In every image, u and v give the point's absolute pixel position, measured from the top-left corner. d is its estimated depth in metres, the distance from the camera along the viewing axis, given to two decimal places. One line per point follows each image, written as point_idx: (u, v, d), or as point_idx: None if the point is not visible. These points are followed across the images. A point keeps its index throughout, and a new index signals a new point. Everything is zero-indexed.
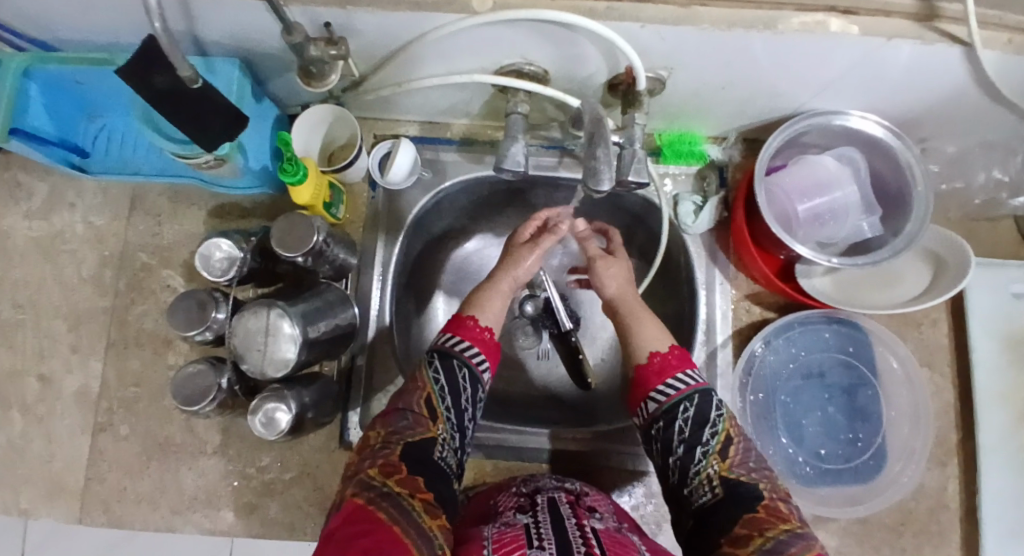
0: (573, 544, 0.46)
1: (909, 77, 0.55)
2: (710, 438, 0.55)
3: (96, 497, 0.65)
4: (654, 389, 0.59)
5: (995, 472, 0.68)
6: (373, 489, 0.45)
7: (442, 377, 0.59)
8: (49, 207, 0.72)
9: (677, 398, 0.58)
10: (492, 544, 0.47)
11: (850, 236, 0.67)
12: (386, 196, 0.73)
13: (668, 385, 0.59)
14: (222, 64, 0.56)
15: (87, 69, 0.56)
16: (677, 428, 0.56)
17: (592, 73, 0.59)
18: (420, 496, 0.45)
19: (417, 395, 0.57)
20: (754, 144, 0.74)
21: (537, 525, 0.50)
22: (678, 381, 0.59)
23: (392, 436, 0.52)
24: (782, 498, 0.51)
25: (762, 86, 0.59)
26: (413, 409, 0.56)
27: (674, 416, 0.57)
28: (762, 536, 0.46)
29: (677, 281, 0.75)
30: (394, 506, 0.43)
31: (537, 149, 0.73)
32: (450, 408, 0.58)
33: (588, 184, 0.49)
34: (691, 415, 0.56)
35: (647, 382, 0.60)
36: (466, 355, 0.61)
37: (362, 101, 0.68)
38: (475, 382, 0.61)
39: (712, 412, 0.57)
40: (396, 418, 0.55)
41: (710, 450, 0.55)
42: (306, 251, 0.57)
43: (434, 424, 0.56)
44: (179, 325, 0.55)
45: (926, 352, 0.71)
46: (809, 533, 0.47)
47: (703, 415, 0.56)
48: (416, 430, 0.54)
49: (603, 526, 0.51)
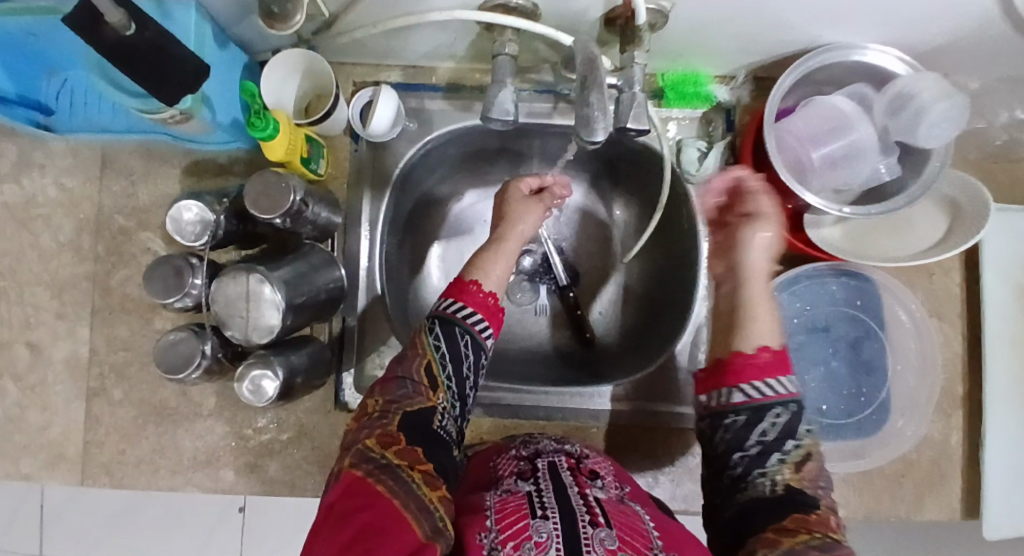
0: (577, 513, 0.45)
1: (936, 4, 0.49)
2: (792, 448, 0.46)
3: (96, 462, 0.66)
4: (746, 382, 0.48)
5: (1000, 422, 0.66)
6: (371, 461, 0.43)
7: (443, 344, 0.55)
8: (16, 170, 0.68)
9: (773, 400, 0.47)
10: (495, 515, 0.46)
11: (868, 182, 0.62)
12: (370, 149, 0.69)
13: (764, 385, 0.48)
14: (176, 6, 0.51)
15: (34, 19, 0.51)
16: (760, 427, 0.47)
17: (586, 6, 0.53)
18: (420, 468, 0.43)
19: (418, 361, 0.54)
20: (764, 82, 0.69)
21: (539, 493, 0.48)
22: (776, 383, 0.48)
23: (390, 405, 0.50)
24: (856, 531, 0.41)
25: (774, 17, 0.54)
26: (412, 377, 0.53)
27: (762, 416, 0.47)
28: (809, 531, 0.39)
29: (679, 232, 0.72)
30: (393, 479, 0.41)
31: (529, 94, 0.68)
32: (450, 377, 0.54)
33: (581, 135, 0.44)
34: (780, 422, 0.47)
35: (739, 371, 0.48)
36: (468, 323, 0.57)
37: (336, 45, 0.63)
38: (477, 350, 0.57)
39: (804, 428, 0.47)
40: (395, 386, 0.52)
41: (786, 457, 0.46)
42: (284, 213, 0.54)
43: (434, 393, 0.53)
44: (156, 293, 0.53)
45: (936, 303, 0.68)
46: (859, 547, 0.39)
47: (796, 426, 0.47)
48: (415, 399, 0.51)
49: (606, 496, 0.50)
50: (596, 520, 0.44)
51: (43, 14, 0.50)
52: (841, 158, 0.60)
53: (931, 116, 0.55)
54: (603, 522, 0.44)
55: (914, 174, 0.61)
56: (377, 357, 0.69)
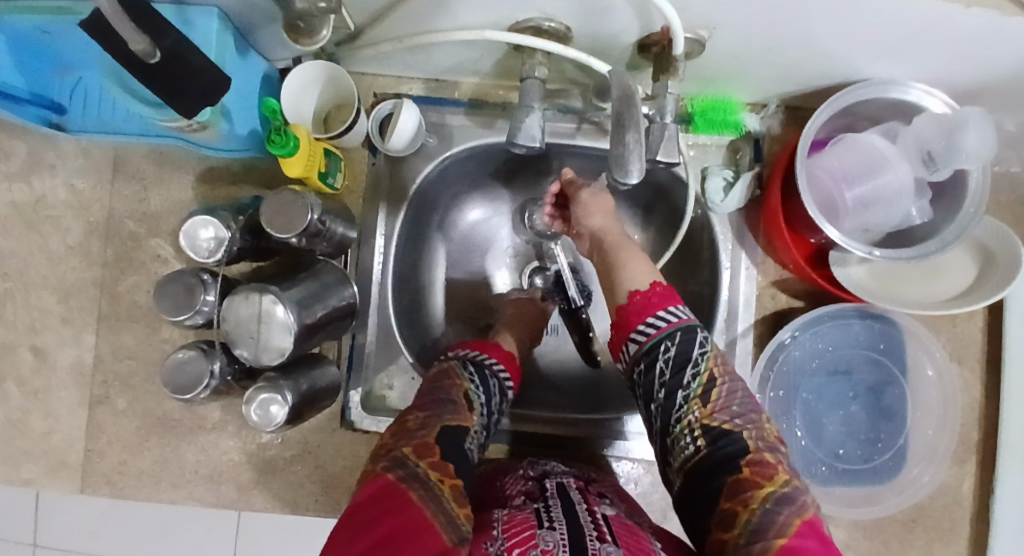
0: (585, 529, 0.45)
1: (985, 47, 0.47)
2: (690, 381, 0.53)
3: (97, 471, 0.65)
4: (634, 330, 0.57)
5: (1016, 472, 0.65)
6: (406, 468, 0.43)
7: (477, 378, 0.58)
8: (27, 170, 0.67)
9: (658, 338, 0.54)
10: (502, 526, 0.46)
11: (897, 224, 0.60)
12: (388, 162, 0.67)
13: (648, 324, 0.55)
14: (200, 14, 0.49)
15: (49, 20, 0.49)
16: (657, 372, 0.53)
17: (620, 32, 0.51)
18: (450, 482, 0.43)
19: (457, 386, 0.55)
20: (795, 113, 0.67)
21: (547, 509, 0.48)
22: (660, 319, 0.56)
23: (428, 419, 0.49)
24: (769, 448, 0.49)
25: (813, 48, 0.52)
26: (452, 397, 0.53)
27: (654, 359, 0.54)
28: (749, 509, 0.44)
29: (699, 261, 0.71)
30: (425, 490, 0.41)
31: (553, 115, 0.66)
32: (485, 403, 0.56)
33: (614, 176, 0.43)
34: (671, 356, 0.53)
35: (626, 323, 0.57)
36: (494, 371, 0.62)
37: (359, 56, 0.61)
38: (503, 391, 0.61)
39: (695, 352, 0.54)
40: (435, 404, 0.52)
41: (691, 394, 0.52)
42: (301, 232, 0.52)
43: (471, 414, 0.53)
44: (166, 311, 0.52)
45: (958, 346, 0.67)
46: (797, 492, 0.45)
47: (685, 356, 0.53)
48: (455, 417, 0.51)
49: (613, 513, 0.50)
50: (603, 537, 0.44)
51: (62, 17, 0.48)
52: (874, 198, 0.58)
53: (968, 151, 0.52)
54: (610, 540, 0.44)
55: (946, 216, 0.59)
56: (385, 377, 0.68)
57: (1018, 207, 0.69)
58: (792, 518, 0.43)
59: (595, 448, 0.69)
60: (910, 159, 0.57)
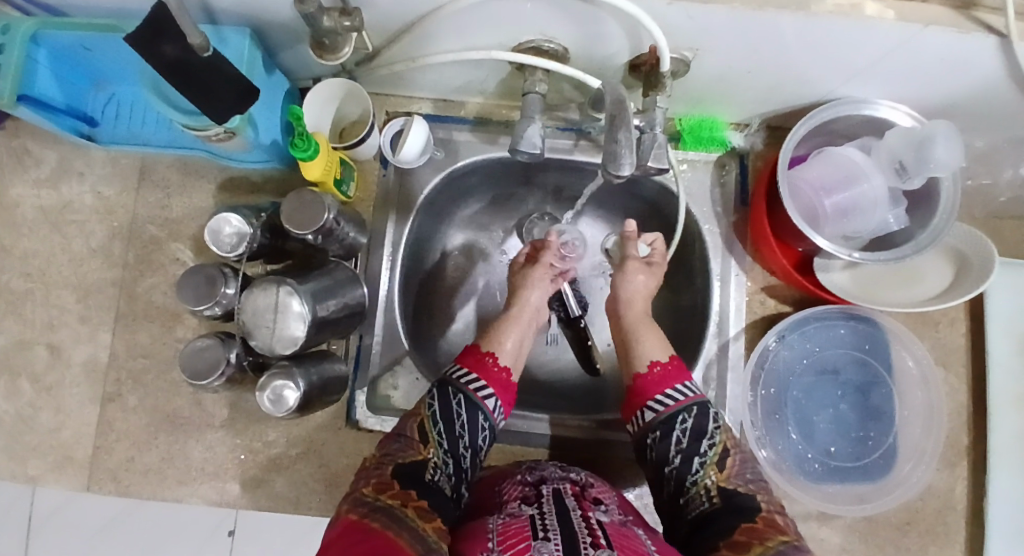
0: (579, 536, 0.46)
1: (943, 67, 0.52)
2: (707, 449, 0.57)
3: (104, 467, 0.66)
4: (651, 399, 0.61)
5: (1006, 476, 0.67)
6: (367, 504, 0.45)
7: (436, 402, 0.58)
8: (57, 177, 0.71)
9: (675, 410, 0.59)
10: (497, 537, 0.47)
11: (876, 230, 0.64)
12: (398, 174, 0.72)
13: (666, 396, 0.60)
14: (232, 32, 0.54)
15: (93, 36, 0.53)
16: (674, 439, 0.57)
17: (613, 53, 0.57)
18: (413, 504, 0.46)
19: (411, 420, 0.57)
20: (777, 132, 0.72)
21: (542, 516, 0.49)
22: (676, 392, 0.60)
23: (384, 458, 0.52)
24: (778, 511, 0.52)
25: (789, 70, 0.57)
26: (405, 433, 0.56)
27: (672, 427, 0.58)
28: (763, 545, 0.47)
29: (691, 271, 0.74)
30: (387, 516, 0.43)
31: (552, 131, 0.71)
32: (443, 434, 0.56)
33: (608, 169, 0.46)
34: (688, 427, 0.58)
35: (643, 392, 0.61)
36: (465, 385, 0.60)
37: (375, 76, 0.67)
38: (473, 409, 0.59)
39: (709, 424, 0.58)
40: (391, 442, 0.55)
41: (707, 460, 0.56)
42: (317, 229, 0.56)
43: (425, 447, 0.55)
44: (188, 300, 0.56)
45: (943, 352, 0.70)
46: (807, 546, 0.48)
47: (700, 429, 0.57)
48: (408, 452, 0.54)
49: (609, 519, 0.51)
50: (597, 543, 0.45)
51: (106, 32, 0.53)
52: (850, 206, 0.62)
53: (936, 161, 0.56)
54: (605, 545, 0.45)
55: (922, 224, 0.63)
56: (390, 378, 0.69)
57: (990, 220, 0.74)
58: None
59: (594, 449, 0.71)
60: (884, 170, 0.61)
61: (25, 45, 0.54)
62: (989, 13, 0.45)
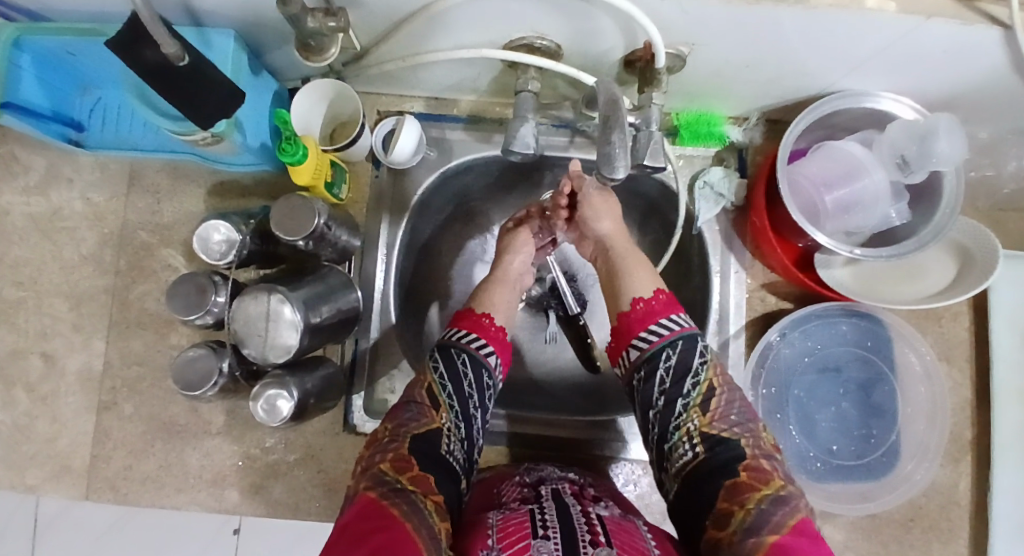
0: (579, 533, 0.45)
1: (946, 59, 0.51)
2: (689, 390, 0.55)
3: (102, 476, 0.66)
4: (635, 337, 0.59)
5: (1010, 471, 0.66)
6: (387, 485, 0.44)
7: (441, 366, 0.58)
8: (46, 184, 0.70)
9: (659, 346, 0.57)
10: (497, 533, 0.46)
11: (878, 226, 0.63)
12: (391, 175, 0.71)
13: (651, 331, 0.58)
14: (218, 36, 0.53)
15: (74, 41, 0.52)
16: (658, 379, 0.56)
17: (607, 49, 0.55)
18: (433, 498, 0.45)
19: (419, 386, 0.56)
20: (776, 125, 0.71)
21: (542, 512, 0.49)
22: (661, 327, 0.58)
23: (398, 430, 0.51)
24: (765, 455, 0.51)
25: (789, 63, 0.55)
26: (416, 400, 0.55)
27: (655, 367, 0.57)
28: (744, 509, 0.46)
29: (689, 268, 0.74)
30: (407, 503, 0.42)
31: (547, 128, 0.70)
32: (452, 395, 0.56)
33: (601, 172, 0.45)
34: (672, 364, 0.56)
35: (628, 330, 0.60)
36: (466, 344, 0.60)
37: (365, 75, 0.66)
38: (478, 368, 0.59)
39: (695, 361, 0.56)
40: (402, 411, 0.54)
41: (690, 403, 0.55)
42: (308, 236, 0.55)
43: (437, 413, 0.54)
44: (178, 310, 0.55)
45: (946, 346, 0.69)
46: (792, 495, 0.47)
47: (684, 366, 0.56)
48: (422, 421, 0.53)
49: (608, 514, 0.51)
50: (597, 540, 0.44)
51: (88, 37, 0.51)
52: (851, 202, 0.61)
53: (938, 155, 0.55)
54: (604, 542, 0.44)
55: (925, 219, 0.62)
56: (387, 382, 0.69)
57: (994, 212, 0.72)
58: (784, 519, 0.44)
59: (592, 450, 0.70)
60: (885, 165, 0.60)
61: (6, 51, 0.52)
62: (994, 3, 0.44)
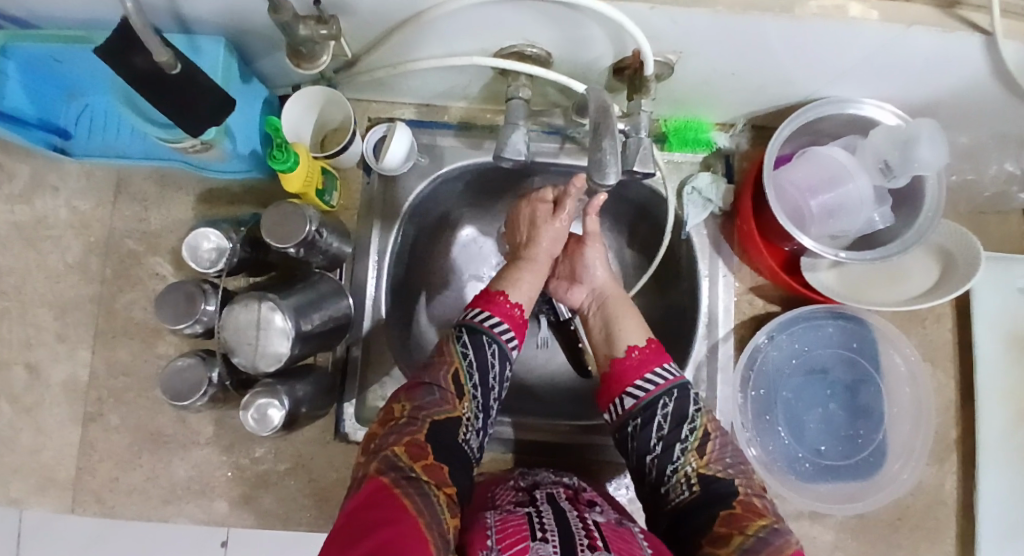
0: (576, 536, 0.45)
1: (927, 66, 0.52)
2: (688, 434, 0.56)
3: (88, 489, 0.65)
4: (630, 385, 0.59)
5: (994, 471, 0.67)
6: (400, 471, 0.43)
7: (470, 352, 0.57)
8: (30, 192, 0.69)
9: (656, 394, 0.57)
10: (497, 534, 0.46)
11: (862, 230, 0.64)
12: (382, 182, 0.71)
13: (646, 380, 0.58)
14: (208, 43, 0.53)
15: (62, 48, 0.51)
16: (656, 426, 0.56)
17: (597, 57, 0.56)
18: (445, 490, 0.44)
19: (445, 369, 0.56)
20: (762, 131, 0.72)
21: (539, 515, 0.49)
22: (656, 376, 0.58)
23: (419, 411, 0.51)
24: (756, 493, 0.53)
25: (776, 71, 0.56)
26: (439, 384, 0.55)
27: (652, 413, 0.57)
28: (743, 534, 0.47)
29: (678, 272, 0.74)
30: (420, 495, 0.42)
31: (538, 135, 0.71)
32: (476, 385, 0.57)
33: (593, 177, 0.45)
34: (669, 411, 0.56)
35: (622, 377, 0.59)
36: (494, 331, 0.59)
37: (355, 83, 0.66)
38: (503, 359, 0.59)
39: (690, 409, 0.57)
40: (422, 393, 0.53)
41: (688, 447, 0.55)
42: (299, 242, 0.55)
43: (459, 401, 0.55)
44: (167, 319, 0.55)
45: (930, 348, 0.71)
46: (784, 528, 0.48)
47: (682, 413, 0.56)
48: (443, 407, 0.53)
49: (604, 519, 0.51)
50: (595, 545, 0.44)
51: (75, 44, 0.51)
52: (836, 207, 0.62)
53: (921, 161, 0.56)
54: (602, 546, 0.44)
55: (908, 223, 0.63)
56: (379, 389, 0.68)
57: (976, 215, 0.74)
58: (782, 549, 0.45)
59: (583, 455, 0.71)
60: (869, 170, 0.61)
61: None
62: (975, 11, 0.45)
